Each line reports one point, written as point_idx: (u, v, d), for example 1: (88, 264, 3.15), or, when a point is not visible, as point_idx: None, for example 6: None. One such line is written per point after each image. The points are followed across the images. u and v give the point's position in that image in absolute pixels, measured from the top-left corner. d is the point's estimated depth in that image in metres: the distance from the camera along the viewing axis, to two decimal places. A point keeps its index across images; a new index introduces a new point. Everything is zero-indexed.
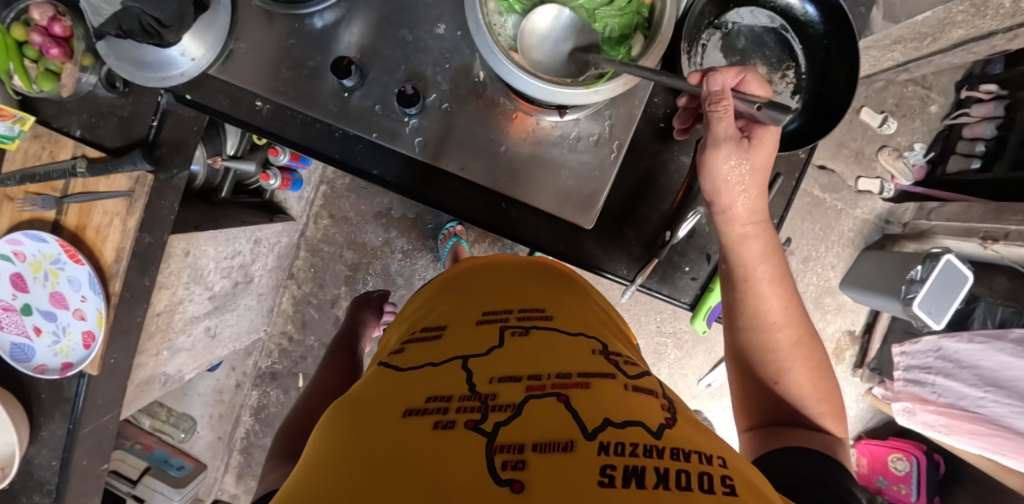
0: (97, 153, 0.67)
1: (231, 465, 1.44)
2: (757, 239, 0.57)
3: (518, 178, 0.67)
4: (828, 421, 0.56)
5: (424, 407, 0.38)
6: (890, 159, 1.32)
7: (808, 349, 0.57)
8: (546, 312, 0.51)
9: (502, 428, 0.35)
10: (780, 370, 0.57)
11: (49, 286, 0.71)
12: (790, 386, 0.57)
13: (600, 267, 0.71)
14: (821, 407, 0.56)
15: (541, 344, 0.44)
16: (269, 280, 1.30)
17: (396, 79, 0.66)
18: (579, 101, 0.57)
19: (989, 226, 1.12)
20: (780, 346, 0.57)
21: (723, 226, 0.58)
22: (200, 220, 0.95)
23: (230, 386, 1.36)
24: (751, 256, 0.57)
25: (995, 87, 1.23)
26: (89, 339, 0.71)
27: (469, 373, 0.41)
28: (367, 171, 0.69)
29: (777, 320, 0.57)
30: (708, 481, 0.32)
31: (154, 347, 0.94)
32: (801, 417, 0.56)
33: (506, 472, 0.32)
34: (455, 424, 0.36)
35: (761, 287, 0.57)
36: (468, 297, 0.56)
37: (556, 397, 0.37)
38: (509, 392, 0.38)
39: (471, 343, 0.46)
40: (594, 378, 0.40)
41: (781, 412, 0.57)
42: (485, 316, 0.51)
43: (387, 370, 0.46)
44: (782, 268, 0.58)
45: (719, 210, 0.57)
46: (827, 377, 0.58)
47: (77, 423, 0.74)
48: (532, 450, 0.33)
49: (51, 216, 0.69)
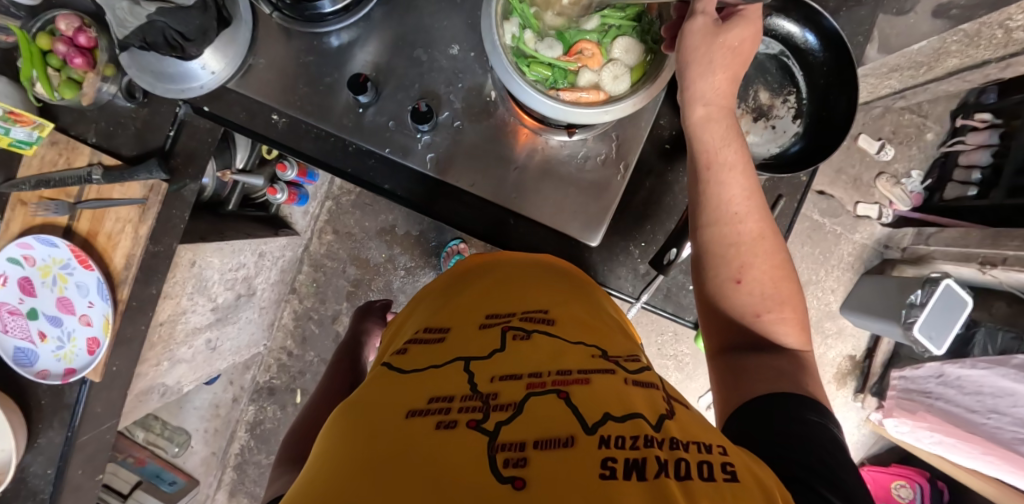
0: (114, 161, 0.69)
1: (224, 482, 1.41)
2: (720, 118, 0.55)
3: (524, 194, 0.68)
4: (791, 327, 0.52)
5: (428, 408, 0.38)
6: (888, 186, 1.35)
7: (769, 246, 0.54)
8: (548, 314, 0.50)
9: (504, 427, 0.35)
10: (743, 268, 0.53)
11: (56, 290, 0.70)
12: (754, 290, 0.53)
13: (604, 283, 0.72)
14: (784, 310, 0.52)
15: (543, 346, 0.44)
16: (271, 294, 1.30)
17: (410, 96, 0.68)
18: (591, 121, 0.57)
19: (988, 252, 1.15)
20: (743, 240, 0.53)
21: (687, 104, 0.55)
22: (207, 231, 0.96)
23: (227, 400, 1.34)
24: (714, 139, 0.54)
25: (989, 116, 1.26)
26: (93, 345, 0.71)
27: (471, 374, 0.41)
28: (379, 186, 0.70)
29: (739, 208, 0.53)
30: (708, 468, 0.32)
31: (155, 357, 0.93)
32: (763, 324, 0.52)
33: (508, 469, 0.32)
34: (457, 423, 0.35)
35: (724, 171, 0.54)
36: (470, 298, 0.55)
37: (556, 394, 0.37)
38: (510, 390, 0.38)
39: (473, 345, 0.45)
40: (594, 374, 0.39)
41: (741, 321, 0.53)
42: (488, 318, 0.50)
43: (390, 370, 0.45)
44: (744, 151, 0.55)
45: (686, 87, 0.55)
46: (793, 279, 0.54)
47: (75, 431, 0.73)
48: (534, 448, 0.33)
49: (63, 222, 0.70)
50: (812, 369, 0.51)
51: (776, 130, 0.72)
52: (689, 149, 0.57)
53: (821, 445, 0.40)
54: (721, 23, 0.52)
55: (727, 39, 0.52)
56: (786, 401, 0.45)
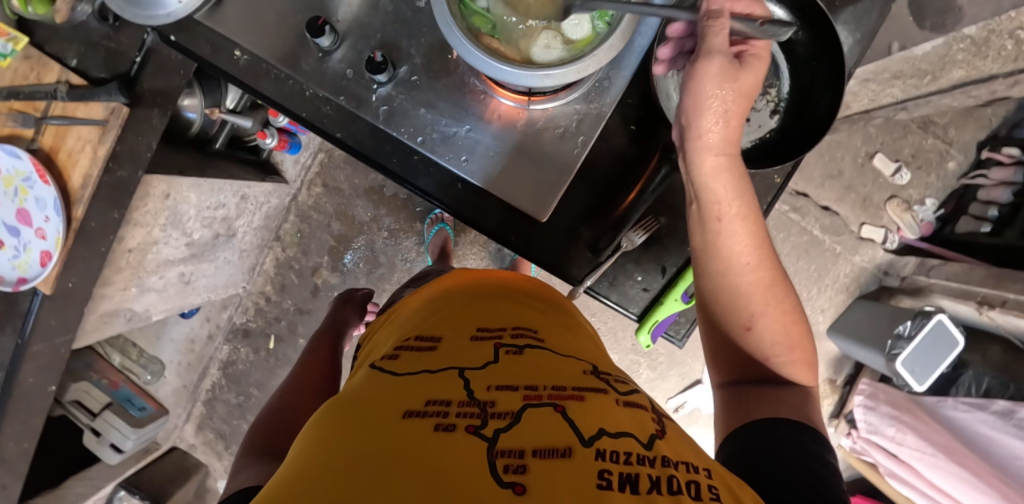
0: (80, 81, 0.69)
1: (193, 415, 1.45)
2: (730, 169, 0.52)
3: (477, 158, 0.66)
4: (796, 367, 0.54)
5: (424, 410, 0.37)
6: (899, 210, 1.29)
7: (775, 292, 0.54)
8: (538, 331, 0.50)
9: (502, 435, 0.34)
10: (753, 316, 0.53)
11: (17, 202, 0.72)
12: (762, 336, 0.54)
13: (549, 266, 0.70)
14: (791, 353, 0.54)
15: (536, 361, 0.43)
16: (254, 239, 1.31)
17: (370, 45, 0.66)
18: (528, 84, 0.52)
19: (989, 292, 1.14)
20: (750, 292, 0.53)
21: (697, 155, 0.52)
22: (189, 166, 0.97)
23: (203, 336, 1.37)
24: (724, 191, 0.52)
25: (1017, 151, 1.19)
26: (46, 258, 0.72)
27: (466, 381, 0.40)
28: (330, 134, 0.68)
29: (748, 260, 0.53)
30: (695, 488, 0.32)
31: (122, 282, 0.96)
32: (770, 366, 0.54)
33: (508, 475, 0.31)
34: (456, 428, 0.34)
35: (735, 227, 0.53)
36: (461, 309, 0.54)
37: (552, 407, 0.36)
38: (506, 400, 0.37)
39: (464, 356, 0.44)
40: (588, 391, 0.39)
41: (749, 363, 0.55)
42: (480, 328, 0.49)
43: (378, 373, 0.44)
44: (754, 200, 0.54)
45: (694, 135, 0.52)
46: (802, 321, 0.55)
47: (25, 339, 0.76)
48: (533, 456, 0.32)
49: (28, 135, 0.71)
50: (813, 407, 0.52)
51: (749, 123, 0.69)
52: (695, 201, 0.55)
53: (826, 478, 0.41)
54: (733, 70, 0.49)
55: (737, 87, 0.50)
56: (792, 434, 0.45)
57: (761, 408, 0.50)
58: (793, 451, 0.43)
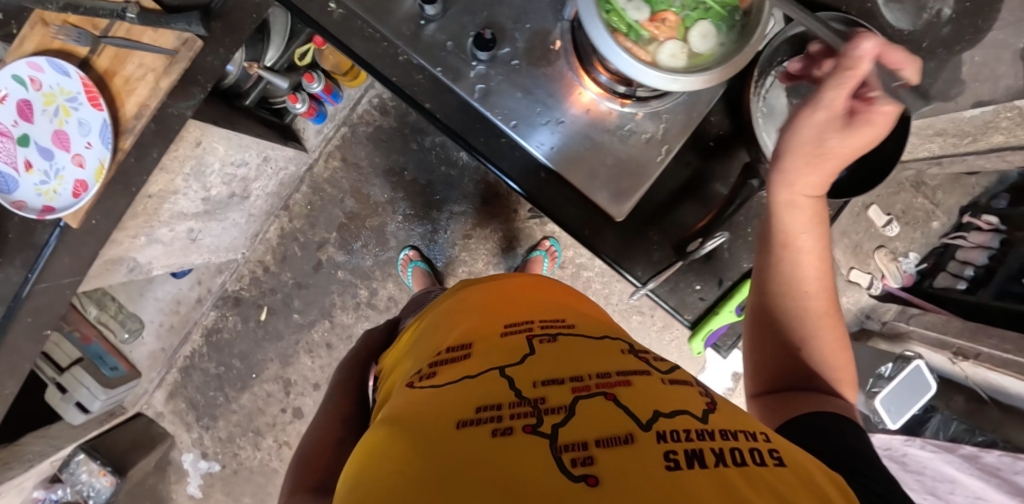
0: (152, 5, 0.64)
1: (165, 382, 1.36)
2: (803, 208, 0.54)
3: (565, 149, 0.66)
4: (843, 386, 0.55)
5: (477, 417, 0.35)
6: (885, 260, 1.38)
7: (829, 313, 0.55)
8: (565, 322, 0.48)
9: (562, 429, 0.33)
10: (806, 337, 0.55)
11: (56, 122, 0.66)
12: (813, 355, 0.55)
13: (616, 262, 0.70)
14: (837, 374, 0.55)
15: (572, 349, 0.42)
16: (263, 205, 1.25)
17: (474, 22, 0.65)
18: (656, 85, 0.53)
19: (963, 343, 1.19)
20: (802, 310, 0.55)
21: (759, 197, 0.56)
22: (218, 117, 0.93)
23: (190, 299, 1.29)
24: (791, 226, 0.54)
25: (995, 220, 1.30)
26: (79, 188, 0.66)
27: (509, 379, 0.38)
28: (419, 102, 0.68)
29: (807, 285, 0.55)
30: (759, 455, 0.31)
31: (133, 229, 0.88)
32: (818, 383, 0.54)
33: (578, 469, 0.30)
34: (514, 430, 0.33)
35: (802, 255, 0.54)
36: (482, 307, 0.52)
37: (603, 396, 0.35)
38: (558, 394, 0.36)
39: (498, 355, 0.42)
40: (633, 375, 0.38)
41: (792, 376, 0.55)
42: (508, 325, 0.47)
43: (414, 388, 0.42)
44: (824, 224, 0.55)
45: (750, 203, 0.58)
46: (844, 341, 0.57)
47: (35, 275, 0.69)
48: (597, 446, 0.31)
49: (82, 53, 0.65)
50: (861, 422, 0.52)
51: None
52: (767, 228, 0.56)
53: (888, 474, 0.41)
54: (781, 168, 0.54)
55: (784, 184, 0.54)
56: (841, 432, 0.46)
57: (804, 410, 0.51)
58: (853, 448, 0.44)
